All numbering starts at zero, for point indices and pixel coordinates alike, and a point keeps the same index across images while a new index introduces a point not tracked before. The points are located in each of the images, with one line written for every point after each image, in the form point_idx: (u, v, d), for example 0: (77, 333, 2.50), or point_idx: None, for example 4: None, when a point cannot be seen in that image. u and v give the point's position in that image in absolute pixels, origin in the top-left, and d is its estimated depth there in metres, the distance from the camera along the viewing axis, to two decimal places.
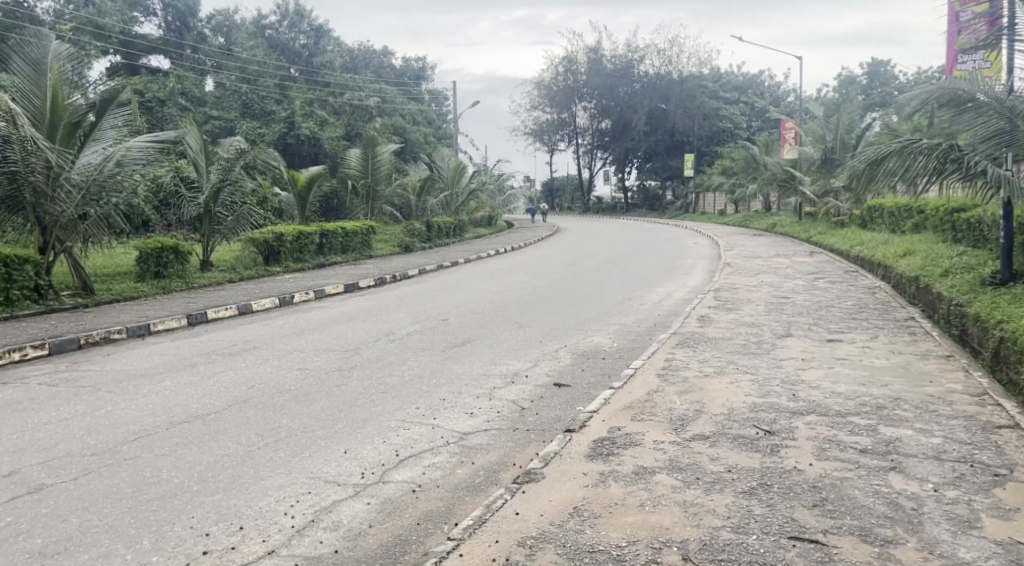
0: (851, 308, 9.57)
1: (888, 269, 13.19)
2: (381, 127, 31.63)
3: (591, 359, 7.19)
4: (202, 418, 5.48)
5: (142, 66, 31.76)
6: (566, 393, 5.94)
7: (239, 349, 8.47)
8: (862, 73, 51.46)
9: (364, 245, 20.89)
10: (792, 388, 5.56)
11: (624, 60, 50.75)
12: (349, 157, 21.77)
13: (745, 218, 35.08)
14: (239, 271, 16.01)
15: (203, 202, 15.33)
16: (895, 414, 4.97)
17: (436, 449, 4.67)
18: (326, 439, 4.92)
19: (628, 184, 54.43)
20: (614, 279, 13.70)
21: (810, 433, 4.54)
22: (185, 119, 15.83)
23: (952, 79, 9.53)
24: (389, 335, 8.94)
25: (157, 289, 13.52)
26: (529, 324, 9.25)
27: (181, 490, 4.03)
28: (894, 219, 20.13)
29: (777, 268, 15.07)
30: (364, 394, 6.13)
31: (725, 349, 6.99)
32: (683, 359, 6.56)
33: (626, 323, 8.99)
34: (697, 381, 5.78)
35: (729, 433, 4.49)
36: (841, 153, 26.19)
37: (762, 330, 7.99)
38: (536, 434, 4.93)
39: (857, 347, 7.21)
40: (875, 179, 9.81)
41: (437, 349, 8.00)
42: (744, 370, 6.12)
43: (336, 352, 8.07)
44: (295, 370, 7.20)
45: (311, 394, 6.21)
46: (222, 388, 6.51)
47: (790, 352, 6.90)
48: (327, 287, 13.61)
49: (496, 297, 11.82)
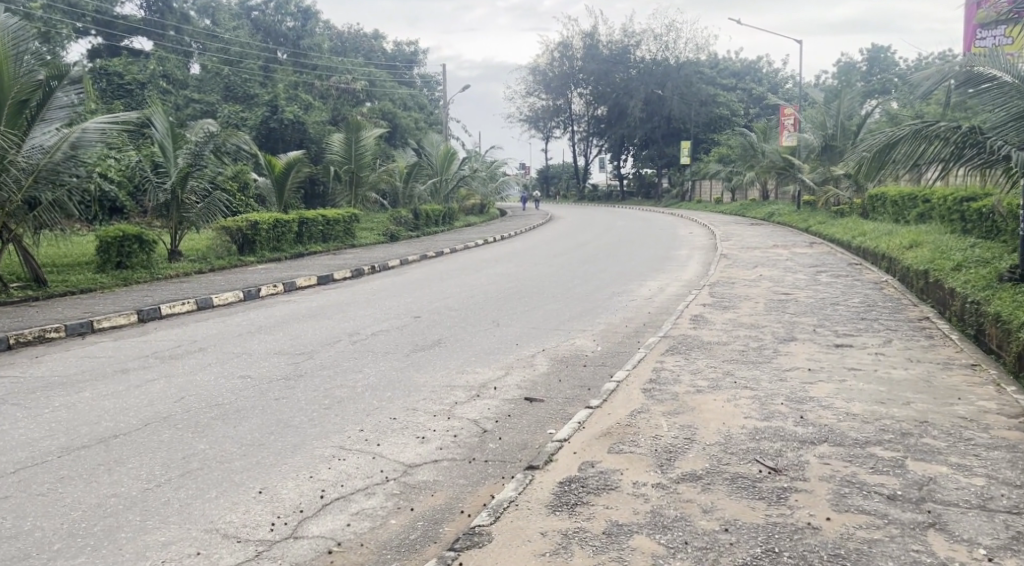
0: (859, 307, 8.76)
1: (895, 262, 12.40)
2: (369, 111, 30.62)
3: (569, 368, 6.37)
4: (107, 441, 4.67)
5: (123, 48, 30.90)
6: (536, 412, 5.13)
7: (184, 351, 7.60)
8: (862, 59, 50.60)
9: (346, 234, 20.03)
10: (798, 409, 4.73)
11: (621, 45, 49.80)
12: (332, 141, 20.77)
13: (742, 207, 34.22)
14: (209, 261, 15.16)
15: (170, 188, 14.40)
16: (926, 444, 4.15)
17: (371, 487, 3.86)
18: (242, 473, 4.09)
19: (624, 171, 53.61)
20: (605, 272, 12.89)
21: (827, 471, 3.74)
22: (151, 100, 14.79)
23: (971, 56, 8.69)
24: (352, 336, 8.11)
25: (117, 280, 12.66)
26: (507, 323, 8.43)
27: (38, 549, 3.25)
28: (898, 207, 19.32)
29: (776, 260, 14.24)
30: (303, 411, 5.29)
31: (720, 357, 6.16)
32: (672, 369, 5.74)
33: (613, 323, 8.16)
34: (688, 398, 4.97)
35: (724, 472, 3.69)
36: (842, 141, 25.36)
37: (762, 333, 7.16)
38: (495, 468, 4.11)
39: (868, 354, 6.39)
40: (887, 164, 8.99)
41: (400, 353, 7.16)
42: (743, 384, 5.31)
43: (287, 356, 7.23)
44: (235, 379, 6.36)
45: (244, 410, 5.36)
46: (147, 401, 5.65)
47: (794, 360, 6.06)
48: (298, 279, 12.78)
49: (477, 291, 10.99)
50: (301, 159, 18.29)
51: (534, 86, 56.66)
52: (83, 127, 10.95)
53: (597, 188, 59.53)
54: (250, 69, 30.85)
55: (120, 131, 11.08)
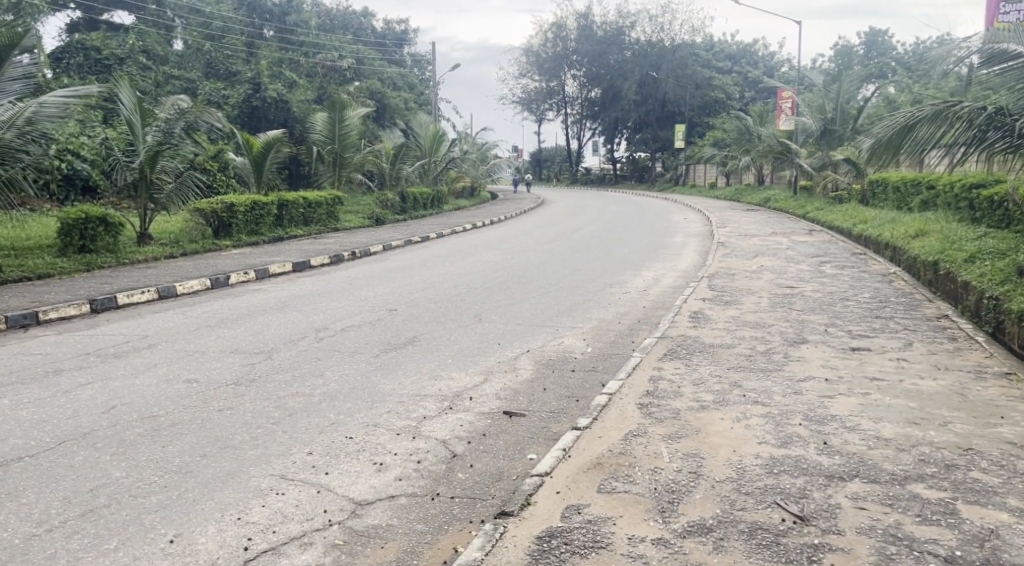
0: (871, 302, 8.09)
1: (901, 252, 11.74)
2: (356, 90, 29.71)
3: (555, 374, 5.67)
4: (7, 466, 3.97)
5: (102, 21, 29.90)
6: (515, 431, 4.42)
7: (129, 348, 6.87)
8: (859, 43, 49.80)
9: (329, 217, 19.26)
10: (819, 431, 4.04)
11: (615, 26, 48.94)
12: (315, 120, 19.89)
13: (737, 192, 33.55)
14: (182, 244, 14.39)
15: (138, 167, 13.54)
16: (977, 480, 3.47)
17: (308, 536, 3.21)
18: (154, 512, 3.40)
19: (617, 155, 52.79)
20: (598, 261, 12.24)
21: (864, 521, 3.05)
22: (118, 73, 13.89)
23: (995, 31, 7.93)
24: (319, 331, 7.39)
25: (79, 265, 11.89)
26: (491, 318, 7.72)
27: None
28: (901, 194, 18.65)
29: (777, 249, 13.57)
30: (247, 427, 4.57)
31: (725, 363, 5.46)
32: (672, 379, 5.03)
33: (605, 320, 7.46)
34: (690, 416, 4.28)
35: (740, 522, 3.03)
36: (841, 125, 24.70)
37: (769, 334, 6.46)
38: (462, 507, 3.43)
39: (889, 360, 5.69)
40: (900, 150, 8.28)
41: (370, 353, 6.46)
42: (753, 398, 4.63)
43: (243, 355, 6.52)
44: (179, 384, 5.63)
45: (179, 424, 4.63)
46: (69, 413, 4.93)
47: (809, 368, 5.37)
48: (271, 266, 12.04)
49: (461, 281, 10.31)
50: (281, 139, 17.39)
51: (527, 67, 55.76)
52: (40, 101, 10.20)
53: (590, 171, 58.73)
54: (233, 44, 29.88)
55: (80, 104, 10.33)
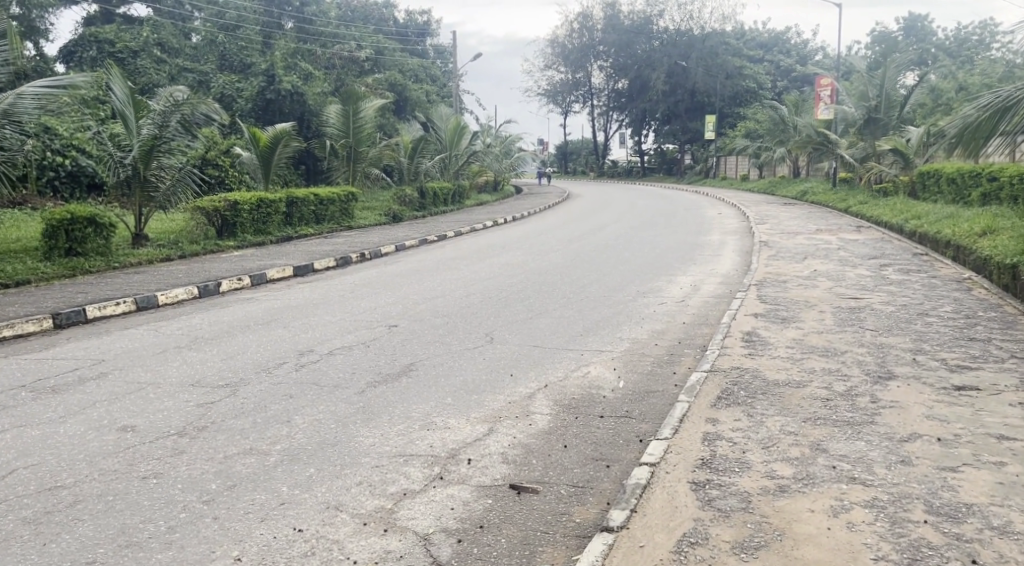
0: (955, 318, 6.81)
1: (968, 252, 10.40)
2: (374, 82, 28.63)
3: (580, 422, 4.46)
4: None
5: (117, 14, 29.15)
6: (520, 521, 3.25)
7: (74, 379, 5.76)
8: (898, 28, 47.71)
9: (342, 215, 18.16)
10: (958, 535, 2.84)
11: (643, 15, 47.32)
12: (327, 113, 18.77)
13: (771, 185, 32.09)
14: (181, 246, 13.33)
15: (131, 163, 12.46)
16: None
17: None
18: None
19: (645, 147, 51.30)
20: (627, 263, 11.05)
21: None
22: (109, 63, 12.80)
23: None
24: (303, 356, 6.26)
25: (64, 269, 10.90)
26: (505, 339, 6.55)
27: None
28: (957, 186, 17.14)
29: (826, 249, 12.25)
30: (169, 507, 3.44)
31: (797, 413, 4.21)
32: (733, 439, 3.82)
33: (644, 345, 6.21)
34: (766, 505, 3.09)
35: None
36: (886, 113, 23.00)
37: (845, 365, 5.22)
38: None
39: (1008, 405, 4.40)
40: (996, 130, 7.23)
41: (356, 388, 5.31)
42: (849, 472, 3.41)
43: (203, 390, 5.38)
44: (111, 434, 4.49)
45: (85, 501, 3.52)
46: None
47: (910, 419, 4.13)
48: (270, 270, 10.99)
49: (473, 289, 9.15)
50: (290, 132, 16.17)
51: (553, 59, 54.48)
52: (20, 92, 8.94)
53: (618, 164, 57.26)
54: (248, 35, 28.91)
55: (67, 95, 9.17)
